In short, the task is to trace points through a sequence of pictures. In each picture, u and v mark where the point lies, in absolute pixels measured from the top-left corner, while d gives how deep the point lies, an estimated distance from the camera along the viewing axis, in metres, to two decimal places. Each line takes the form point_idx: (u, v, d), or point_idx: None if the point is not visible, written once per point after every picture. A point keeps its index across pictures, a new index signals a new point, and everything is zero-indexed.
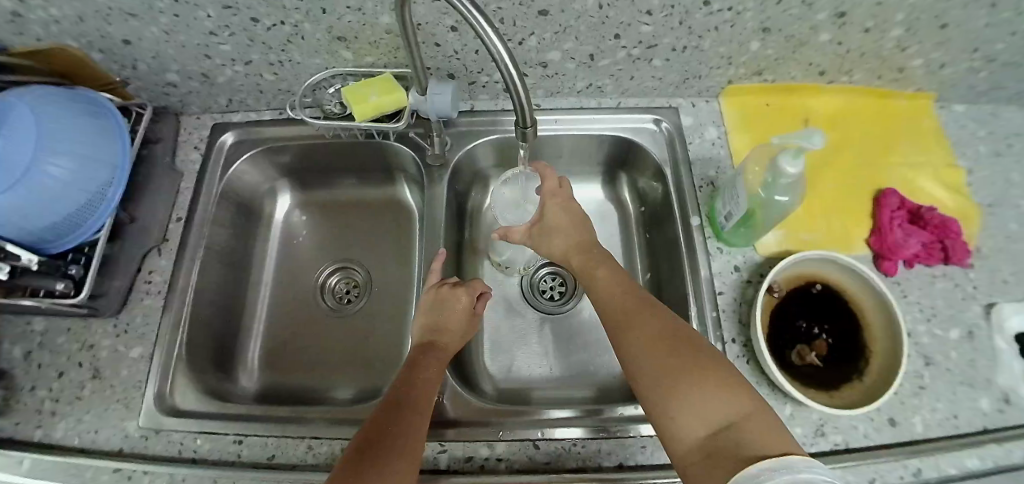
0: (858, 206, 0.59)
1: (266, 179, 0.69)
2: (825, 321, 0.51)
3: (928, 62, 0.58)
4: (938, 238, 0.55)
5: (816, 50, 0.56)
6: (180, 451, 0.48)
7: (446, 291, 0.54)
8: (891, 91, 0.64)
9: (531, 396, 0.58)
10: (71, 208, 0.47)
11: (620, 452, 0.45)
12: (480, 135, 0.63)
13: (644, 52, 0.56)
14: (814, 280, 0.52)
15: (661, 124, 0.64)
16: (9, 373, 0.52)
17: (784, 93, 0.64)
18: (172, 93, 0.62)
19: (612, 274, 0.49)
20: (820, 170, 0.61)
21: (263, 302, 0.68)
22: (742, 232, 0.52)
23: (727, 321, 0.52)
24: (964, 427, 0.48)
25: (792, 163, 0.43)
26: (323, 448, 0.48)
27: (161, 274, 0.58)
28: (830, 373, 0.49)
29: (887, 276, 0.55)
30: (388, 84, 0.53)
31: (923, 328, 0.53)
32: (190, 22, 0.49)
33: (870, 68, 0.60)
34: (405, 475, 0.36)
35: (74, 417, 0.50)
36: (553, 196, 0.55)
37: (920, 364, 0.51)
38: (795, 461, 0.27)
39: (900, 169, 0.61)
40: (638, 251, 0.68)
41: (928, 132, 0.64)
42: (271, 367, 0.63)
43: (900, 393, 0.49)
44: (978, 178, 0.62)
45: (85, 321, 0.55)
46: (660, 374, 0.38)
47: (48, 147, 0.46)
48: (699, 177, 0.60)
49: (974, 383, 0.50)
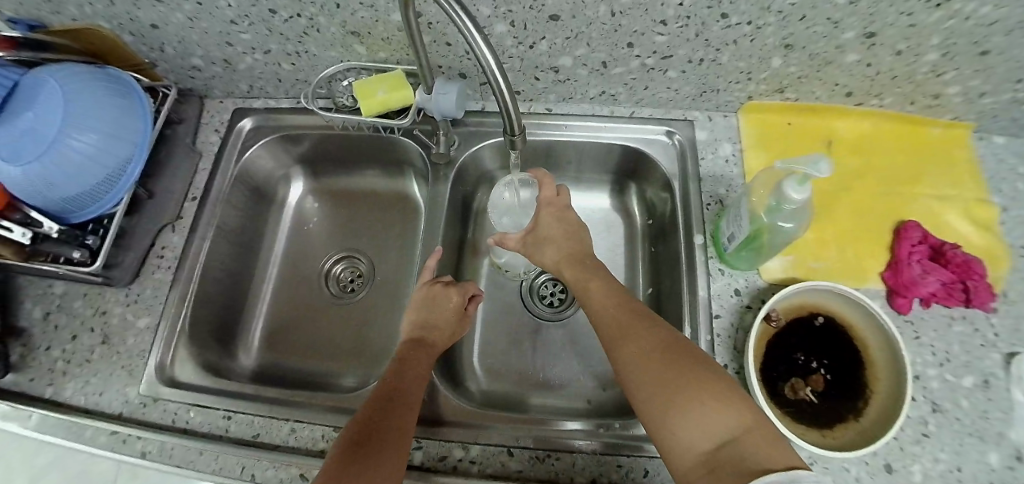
0: (875, 238, 0.56)
1: (280, 166, 0.71)
2: (824, 355, 0.49)
3: (967, 90, 0.54)
4: (960, 278, 0.52)
5: (842, 70, 0.53)
6: (174, 421, 0.51)
7: (438, 289, 0.54)
8: (928, 119, 0.60)
9: (518, 402, 0.58)
10: (92, 181, 0.50)
11: (594, 468, 0.45)
12: (488, 137, 0.63)
13: (658, 62, 0.54)
14: (817, 312, 0.50)
15: (674, 136, 0.62)
16: (29, 331, 0.56)
17: (808, 113, 0.61)
18: (196, 77, 0.64)
19: (603, 286, 0.48)
20: (840, 196, 0.58)
21: (269, 284, 0.70)
22: (745, 255, 0.51)
23: (721, 346, 0.50)
24: (967, 481, 0.45)
25: (797, 190, 0.41)
26: (305, 433, 0.49)
27: (172, 250, 0.61)
28: (826, 411, 0.47)
29: (900, 314, 0.52)
30: (397, 81, 0.53)
31: (933, 373, 0.50)
32: (212, 11, 0.51)
33: (902, 93, 0.56)
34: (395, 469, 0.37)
35: (81, 378, 0.54)
36: (548, 206, 0.54)
37: (926, 409, 0.48)
38: (805, 474, 0.27)
39: (928, 202, 0.58)
40: (641, 265, 0.67)
41: (963, 165, 0.60)
42: (271, 348, 0.65)
43: (901, 439, 0.47)
44: (1014, 217, 0.57)
45: (100, 289, 0.58)
46: (657, 389, 0.37)
47: (73, 123, 0.48)
48: (709, 194, 0.58)
49: (984, 436, 0.47)
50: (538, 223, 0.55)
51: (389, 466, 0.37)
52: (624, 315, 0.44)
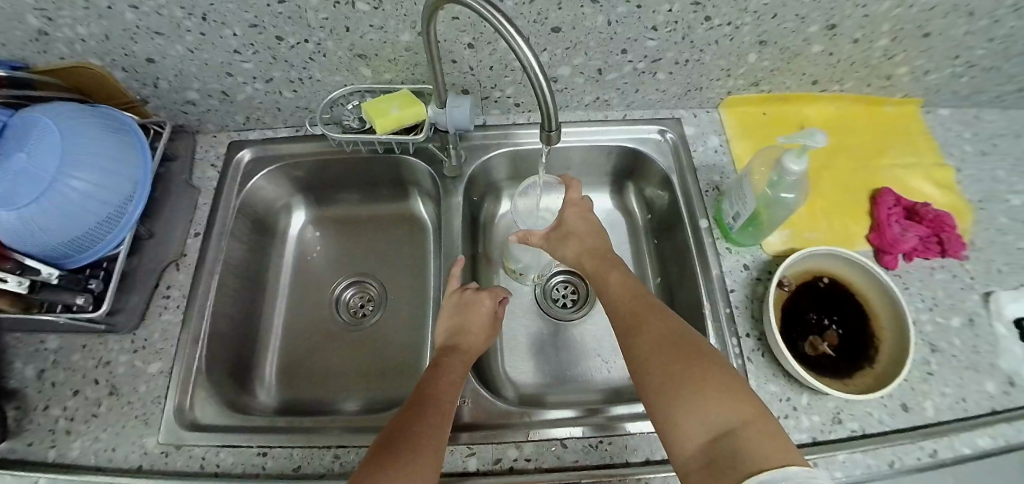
0: (856, 206, 0.62)
1: (281, 196, 0.70)
2: (834, 312, 0.53)
3: (912, 69, 0.62)
4: (934, 232, 0.58)
5: (808, 61, 0.60)
6: (202, 465, 0.48)
7: (469, 295, 0.55)
8: (880, 99, 0.68)
9: (549, 400, 0.59)
10: (92, 222, 0.48)
11: (646, 448, 0.46)
12: (493, 148, 0.65)
13: (649, 65, 0.59)
14: (820, 275, 0.54)
15: (665, 134, 0.67)
16: (22, 393, 0.51)
17: (781, 102, 0.67)
18: (190, 111, 0.63)
19: (617, 284, 0.49)
20: (819, 173, 0.64)
21: (278, 317, 0.67)
22: (750, 231, 0.55)
23: (740, 316, 0.54)
24: (973, 410, 0.49)
25: (796, 161, 0.45)
26: (350, 457, 0.47)
27: (179, 289, 0.58)
28: (843, 362, 0.50)
29: (889, 270, 0.58)
30: (408, 99, 0.55)
31: (926, 317, 0.55)
32: (216, 41, 0.51)
33: (860, 77, 0.63)
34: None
35: (89, 435, 0.49)
36: (572, 206, 0.57)
37: (927, 351, 0.53)
38: (797, 472, 0.28)
39: (893, 170, 0.65)
40: (648, 258, 0.70)
41: (915, 136, 0.68)
42: (288, 382, 0.62)
43: (911, 380, 0.51)
44: (966, 176, 0.65)
45: (100, 338, 0.55)
46: (663, 381, 0.38)
47: (74, 162, 0.46)
48: (705, 182, 0.63)
49: (978, 368, 0.52)
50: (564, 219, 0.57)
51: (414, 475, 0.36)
52: (636, 307, 0.46)
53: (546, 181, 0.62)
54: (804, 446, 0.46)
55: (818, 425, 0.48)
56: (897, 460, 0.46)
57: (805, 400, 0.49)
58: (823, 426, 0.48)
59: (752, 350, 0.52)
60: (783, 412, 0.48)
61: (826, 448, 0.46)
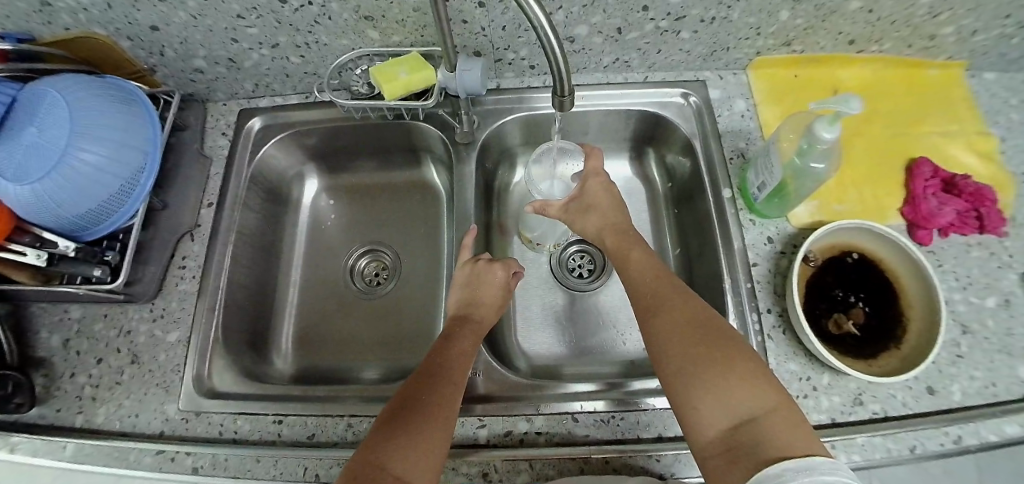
0: (890, 177, 0.58)
1: (293, 164, 0.70)
2: (861, 289, 0.51)
3: (959, 29, 0.57)
4: (973, 206, 0.54)
5: (845, 18, 0.55)
6: (221, 432, 0.49)
7: (482, 265, 0.54)
8: (924, 62, 0.63)
9: (562, 372, 0.58)
10: (105, 194, 0.48)
11: (659, 424, 0.45)
12: (506, 114, 0.63)
13: (672, 24, 0.55)
14: (848, 250, 0.52)
15: (689, 98, 0.63)
16: (48, 361, 0.53)
17: (814, 64, 0.63)
18: (199, 80, 0.62)
19: (641, 262, 0.48)
20: (851, 139, 0.61)
21: (293, 285, 0.68)
22: (775, 203, 0.52)
23: (762, 291, 0.52)
24: (1002, 394, 0.47)
25: (828, 129, 0.43)
26: (363, 426, 0.48)
27: (194, 260, 0.59)
28: (868, 342, 0.48)
29: (921, 246, 0.55)
30: (416, 62, 0.53)
31: (959, 297, 0.52)
32: (218, 6, 0.50)
33: (901, 37, 0.58)
34: (423, 470, 0.34)
35: (114, 402, 0.51)
36: (594, 175, 0.56)
37: (957, 332, 0.50)
38: (821, 462, 0.28)
39: (933, 138, 0.60)
40: (668, 228, 0.67)
41: (960, 101, 0.63)
42: (304, 350, 0.63)
43: (938, 362, 0.49)
44: (1012, 145, 0.61)
45: (120, 307, 0.56)
46: (686, 363, 0.37)
47: (83, 134, 0.46)
48: (730, 149, 0.60)
49: (1012, 352, 0.49)
50: (588, 189, 0.56)
51: (427, 456, 0.35)
52: (658, 288, 0.44)
53: (566, 148, 0.60)
54: (822, 426, 0.45)
55: (838, 405, 0.46)
56: (918, 445, 0.45)
57: (825, 379, 0.48)
58: (842, 407, 0.46)
59: (772, 326, 0.50)
60: (802, 391, 0.47)
61: (845, 429, 0.45)
